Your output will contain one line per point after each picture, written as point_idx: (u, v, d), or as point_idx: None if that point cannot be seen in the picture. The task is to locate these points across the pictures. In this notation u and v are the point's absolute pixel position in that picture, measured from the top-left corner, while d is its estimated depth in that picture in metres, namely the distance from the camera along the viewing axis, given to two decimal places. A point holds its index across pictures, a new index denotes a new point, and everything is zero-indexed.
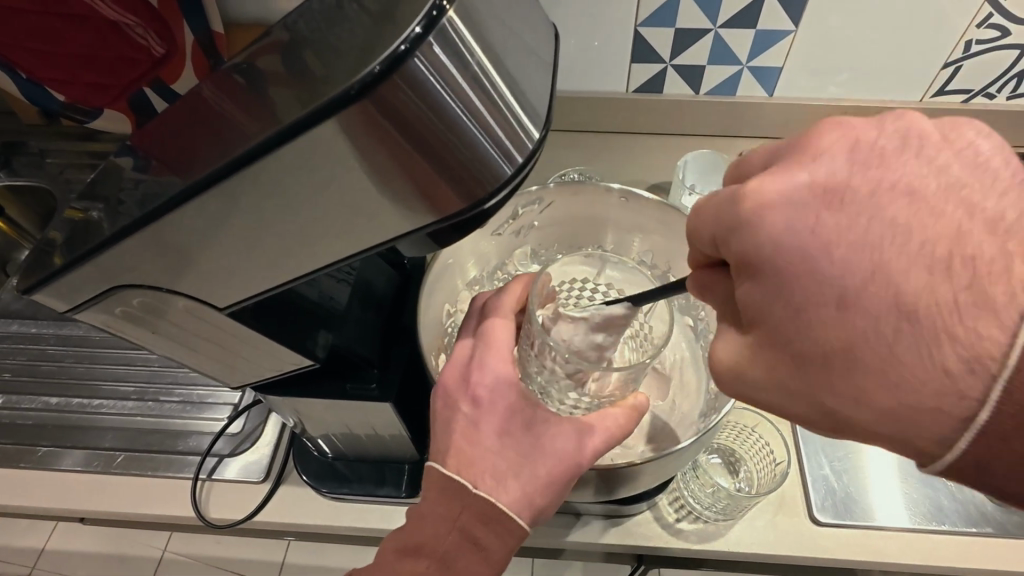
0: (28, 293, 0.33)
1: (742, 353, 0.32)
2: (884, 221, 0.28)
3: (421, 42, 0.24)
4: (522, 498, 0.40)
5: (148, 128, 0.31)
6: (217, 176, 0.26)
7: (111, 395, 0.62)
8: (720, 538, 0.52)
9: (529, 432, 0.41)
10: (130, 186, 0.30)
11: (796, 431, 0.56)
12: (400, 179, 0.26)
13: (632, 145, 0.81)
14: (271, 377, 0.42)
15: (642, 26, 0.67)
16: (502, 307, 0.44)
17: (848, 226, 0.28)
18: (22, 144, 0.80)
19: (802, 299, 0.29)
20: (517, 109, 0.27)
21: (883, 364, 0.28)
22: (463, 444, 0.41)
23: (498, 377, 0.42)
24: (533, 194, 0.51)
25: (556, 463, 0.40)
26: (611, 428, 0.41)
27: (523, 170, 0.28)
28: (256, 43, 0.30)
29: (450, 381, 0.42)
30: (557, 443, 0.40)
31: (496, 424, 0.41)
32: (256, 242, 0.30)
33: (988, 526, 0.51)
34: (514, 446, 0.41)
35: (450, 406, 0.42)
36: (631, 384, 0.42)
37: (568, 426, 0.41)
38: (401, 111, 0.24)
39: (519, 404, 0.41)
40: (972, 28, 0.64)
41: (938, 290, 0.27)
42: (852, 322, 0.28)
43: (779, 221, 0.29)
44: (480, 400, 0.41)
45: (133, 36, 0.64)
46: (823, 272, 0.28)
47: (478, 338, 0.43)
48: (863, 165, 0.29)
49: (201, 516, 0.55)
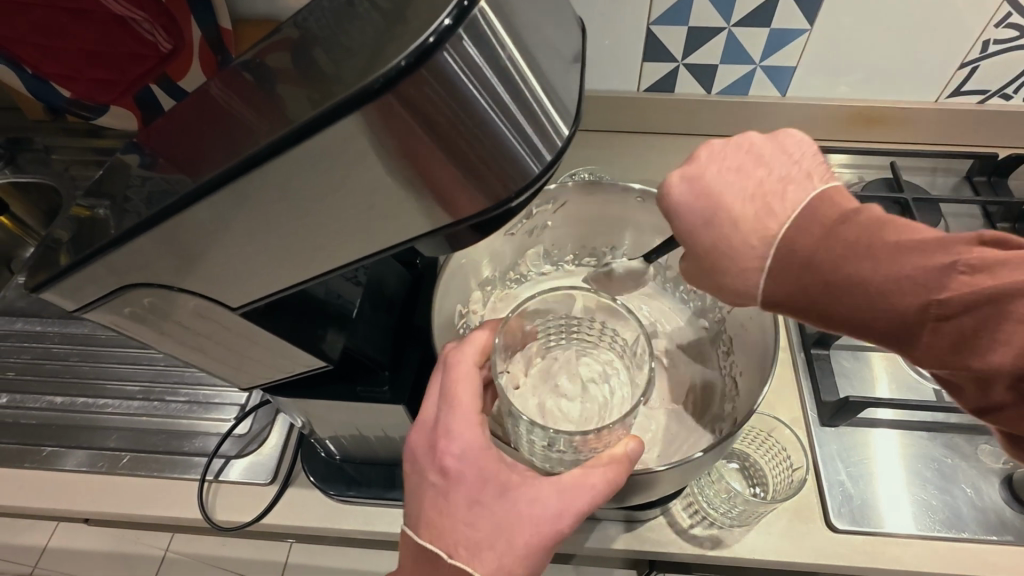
0: (37, 292, 0.32)
1: (692, 273, 0.42)
2: (737, 173, 0.39)
3: (451, 33, 0.23)
4: (498, 566, 0.37)
5: (159, 125, 0.32)
6: (223, 178, 0.26)
7: (117, 395, 0.62)
8: (735, 544, 0.51)
9: (503, 498, 0.38)
10: (136, 183, 0.30)
11: (811, 433, 0.56)
12: (420, 179, 0.25)
13: (645, 145, 0.79)
14: (282, 378, 0.41)
15: (654, 25, 0.67)
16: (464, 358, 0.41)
17: (726, 170, 0.40)
18: (27, 141, 0.80)
19: (732, 241, 0.38)
20: (547, 105, 0.26)
21: (845, 275, 0.35)
22: (435, 511, 0.39)
23: (466, 445, 0.39)
24: (549, 193, 0.50)
25: (536, 527, 0.37)
26: (598, 486, 0.37)
27: (551, 169, 0.27)
28: (265, 40, 0.31)
29: (418, 445, 0.40)
30: (534, 507, 0.37)
31: (467, 494, 0.38)
32: (259, 235, 0.29)
33: (1009, 534, 0.51)
34: (488, 515, 0.38)
35: (421, 472, 0.40)
36: (614, 433, 0.38)
37: (549, 487, 0.38)
38: (427, 106, 0.24)
39: (491, 469, 0.38)
40: (989, 28, 0.65)
41: (835, 235, 0.35)
42: (782, 253, 0.36)
43: (682, 193, 0.40)
44: (448, 470, 0.39)
45: (140, 31, 0.63)
46: (729, 209, 0.38)
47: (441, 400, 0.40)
48: (734, 148, 0.40)
49: (208, 519, 0.54)
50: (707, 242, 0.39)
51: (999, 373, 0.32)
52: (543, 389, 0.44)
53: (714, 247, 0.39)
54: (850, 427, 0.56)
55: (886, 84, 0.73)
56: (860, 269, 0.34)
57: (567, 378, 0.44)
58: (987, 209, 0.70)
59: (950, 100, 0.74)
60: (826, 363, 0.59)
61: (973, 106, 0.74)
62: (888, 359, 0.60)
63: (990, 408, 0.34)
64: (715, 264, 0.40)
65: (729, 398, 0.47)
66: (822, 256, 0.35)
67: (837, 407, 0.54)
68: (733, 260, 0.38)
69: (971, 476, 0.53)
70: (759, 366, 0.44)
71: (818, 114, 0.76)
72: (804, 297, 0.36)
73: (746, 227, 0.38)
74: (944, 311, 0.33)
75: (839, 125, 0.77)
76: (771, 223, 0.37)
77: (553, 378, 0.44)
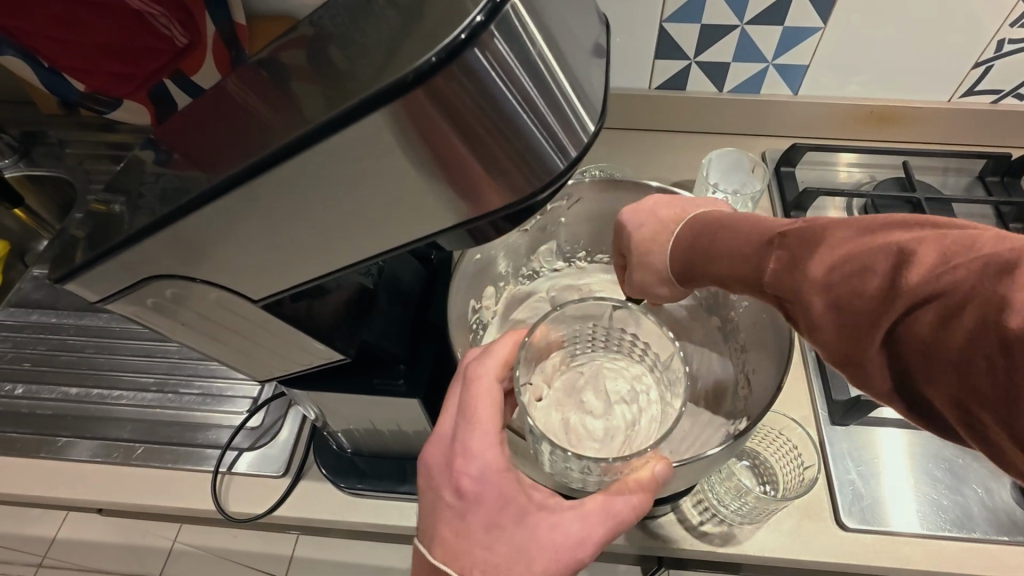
0: (60, 284, 0.33)
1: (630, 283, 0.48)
2: (660, 201, 0.46)
3: (482, 30, 0.23)
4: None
5: (172, 122, 0.32)
6: (239, 176, 0.26)
7: (131, 387, 0.62)
8: (746, 542, 0.51)
9: (522, 523, 0.37)
10: (151, 180, 0.31)
11: (822, 432, 0.56)
12: (448, 173, 0.26)
13: (656, 142, 0.79)
14: (298, 371, 0.41)
15: (667, 22, 0.67)
16: (488, 373, 0.40)
17: (655, 199, 0.47)
18: (42, 134, 0.81)
19: (651, 249, 0.44)
20: (574, 102, 0.26)
21: (747, 247, 0.38)
22: (449, 531, 0.38)
23: (488, 467, 0.37)
24: (564, 189, 0.50)
25: (554, 552, 0.37)
26: (622, 512, 0.38)
27: (575, 165, 0.28)
28: (280, 38, 0.31)
29: (436, 463, 0.39)
30: (552, 531, 0.37)
31: (485, 518, 0.37)
32: (278, 228, 0.29)
33: (1019, 535, 0.50)
34: (506, 540, 0.37)
35: (437, 490, 0.39)
36: (641, 459, 0.37)
37: (571, 512, 0.38)
38: (457, 102, 0.24)
39: (511, 492, 0.38)
40: (1004, 27, 0.65)
41: (732, 224, 0.40)
42: (686, 246, 0.42)
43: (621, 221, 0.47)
44: (465, 492, 0.38)
45: (157, 26, 0.63)
46: (652, 224, 0.45)
47: (460, 416, 0.39)
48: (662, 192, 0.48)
49: (221, 510, 0.55)
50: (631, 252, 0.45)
51: (851, 301, 0.30)
52: (567, 404, 0.43)
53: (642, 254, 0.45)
54: (860, 426, 0.56)
55: (898, 84, 0.73)
56: (720, 253, 0.39)
57: (592, 395, 0.43)
58: (1000, 209, 0.69)
59: (964, 100, 0.73)
60: None
61: (986, 106, 0.74)
62: None
63: (854, 353, 0.31)
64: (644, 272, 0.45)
65: (742, 395, 0.48)
66: (694, 247, 0.41)
67: (849, 406, 0.54)
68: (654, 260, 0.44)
69: (981, 476, 0.53)
70: (773, 366, 0.44)
71: (830, 113, 0.76)
72: (723, 278, 0.39)
73: (660, 235, 0.44)
74: (789, 255, 0.34)
75: (851, 124, 0.77)
76: (654, 233, 0.44)
77: (578, 394, 0.44)
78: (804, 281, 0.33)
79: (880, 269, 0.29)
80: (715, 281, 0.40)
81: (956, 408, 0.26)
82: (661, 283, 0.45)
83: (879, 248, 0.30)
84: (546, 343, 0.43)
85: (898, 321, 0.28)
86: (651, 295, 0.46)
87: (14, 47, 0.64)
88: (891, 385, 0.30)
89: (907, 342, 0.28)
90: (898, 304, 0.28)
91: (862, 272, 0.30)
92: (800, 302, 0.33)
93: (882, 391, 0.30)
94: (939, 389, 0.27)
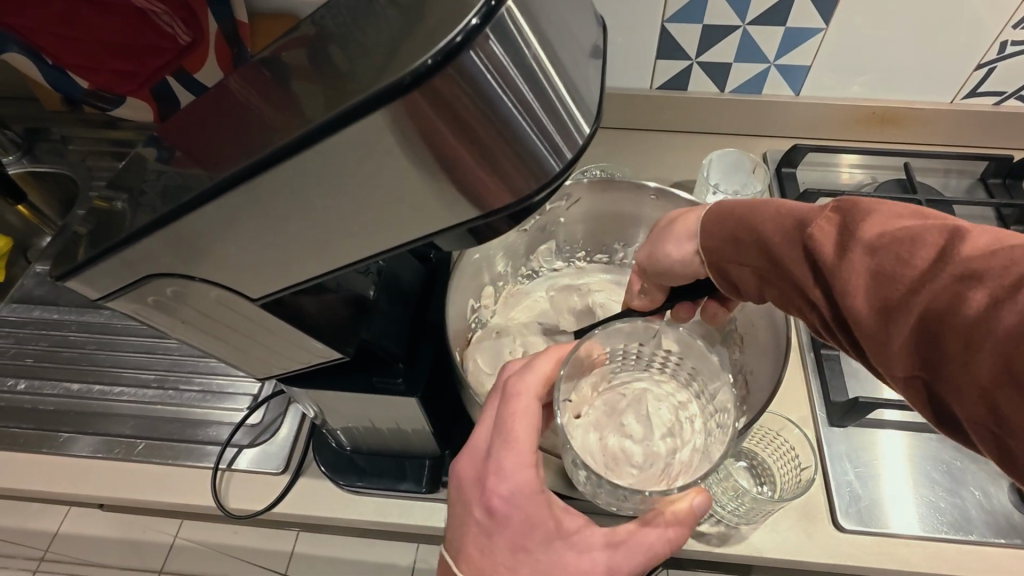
0: (61, 281, 0.33)
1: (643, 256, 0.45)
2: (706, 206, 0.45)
3: (478, 33, 0.23)
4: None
5: (174, 120, 0.33)
6: (240, 176, 0.27)
7: (132, 383, 0.63)
8: (742, 542, 0.51)
9: (548, 547, 0.38)
10: (153, 177, 0.31)
11: (820, 434, 0.56)
12: (446, 174, 0.26)
13: (657, 143, 0.79)
14: (298, 369, 0.42)
15: (669, 22, 0.67)
16: (528, 391, 0.40)
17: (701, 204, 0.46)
18: (45, 131, 0.81)
19: (682, 221, 0.43)
20: (570, 104, 0.26)
21: (781, 215, 0.36)
22: (476, 547, 0.39)
23: (518, 489, 0.38)
24: (562, 190, 0.50)
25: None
26: (653, 546, 0.38)
27: (571, 167, 0.28)
28: (283, 37, 0.31)
29: (467, 477, 0.40)
30: (580, 560, 0.38)
31: (511, 539, 0.38)
32: (279, 227, 0.29)
33: (1017, 538, 0.50)
34: (530, 561, 0.38)
35: (466, 505, 0.39)
36: (681, 496, 0.38)
37: (603, 541, 0.39)
38: (452, 104, 0.24)
39: (541, 516, 0.38)
40: (1008, 28, 0.65)
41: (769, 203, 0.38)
42: (714, 215, 0.40)
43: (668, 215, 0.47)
44: (493, 511, 0.38)
45: (160, 24, 0.63)
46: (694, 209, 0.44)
47: (496, 433, 0.39)
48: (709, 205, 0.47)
49: (221, 507, 0.55)
50: (663, 224, 0.44)
51: (896, 271, 0.29)
52: (608, 427, 0.43)
53: (671, 223, 0.43)
54: (859, 429, 0.56)
55: (901, 85, 0.73)
56: (756, 212, 0.37)
57: (633, 419, 0.43)
58: (1001, 211, 0.69)
59: (966, 101, 0.73)
60: (836, 363, 0.59)
61: (989, 107, 0.74)
62: None
63: (882, 325, 0.30)
64: (663, 236, 0.43)
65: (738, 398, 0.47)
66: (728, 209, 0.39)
67: (847, 408, 0.54)
68: (680, 227, 0.42)
69: (979, 479, 0.53)
70: (773, 369, 0.45)
71: (831, 114, 0.75)
72: (742, 244, 0.37)
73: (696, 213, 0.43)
74: (838, 218, 0.33)
75: (852, 124, 0.76)
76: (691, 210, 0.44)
77: (619, 416, 0.44)
78: (848, 246, 0.31)
79: (930, 242, 0.29)
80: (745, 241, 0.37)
81: (990, 389, 0.26)
82: (683, 249, 0.41)
83: (934, 227, 0.30)
84: (591, 361, 0.43)
85: (943, 294, 0.28)
86: (660, 257, 0.42)
87: (17, 43, 0.65)
88: (914, 370, 0.30)
89: (949, 318, 0.27)
90: (945, 278, 0.28)
91: (916, 243, 0.29)
92: (838, 267, 0.31)
93: (902, 374, 0.30)
94: (976, 374, 0.27)
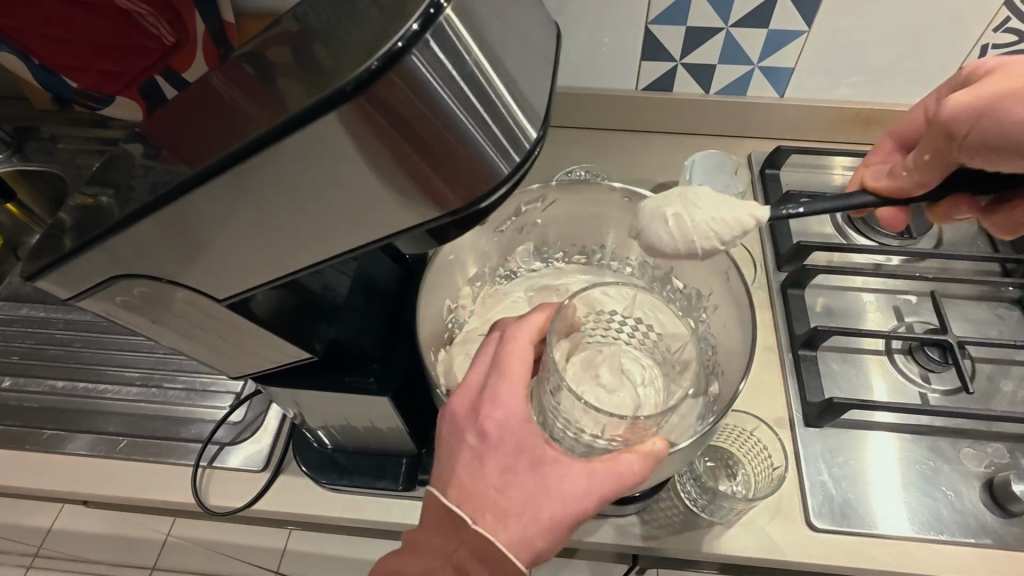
0: (32, 280, 0.34)
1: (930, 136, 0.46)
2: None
3: (418, 39, 0.24)
4: (522, 538, 0.37)
5: (164, 113, 0.32)
6: (223, 165, 0.27)
7: (116, 380, 0.63)
8: (715, 541, 0.52)
9: (535, 471, 0.38)
10: (140, 173, 0.31)
11: (795, 435, 0.56)
12: (399, 175, 0.26)
13: (642, 144, 0.80)
14: (270, 368, 0.42)
15: (653, 24, 0.67)
16: (523, 336, 0.42)
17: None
18: (34, 130, 0.82)
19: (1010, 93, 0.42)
20: (516, 109, 0.27)
21: None
22: (465, 474, 0.39)
23: (510, 414, 0.39)
24: (535, 192, 0.51)
25: (563, 505, 0.38)
26: (623, 473, 0.38)
27: (523, 169, 0.28)
28: (266, 33, 0.31)
29: (460, 410, 0.41)
30: (564, 485, 0.38)
31: (501, 461, 0.38)
32: (267, 230, 0.29)
33: (986, 537, 0.51)
34: (518, 484, 0.38)
35: (457, 434, 0.40)
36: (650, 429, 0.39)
37: (580, 468, 0.38)
38: (398, 109, 0.24)
39: (529, 441, 0.39)
40: (988, 31, 0.65)
41: None
42: None
43: (994, 61, 0.46)
44: (487, 435, 0.39)
45: (146, 25, 0.64)
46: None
47: (494, 368, 0.41)
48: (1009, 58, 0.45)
49: (201, 504, 0.55)
50: (977, 96, 0.44)
51: None
52: (585, 376, 0.45)
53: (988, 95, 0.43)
54: (834, 429, 0.57)
55: (884, 87, 0.73)
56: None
57: (608, 370, 0.46)
58: None
59: None
60: (813, 363, 0.59)
61: None
62: (878, 363, 0.60)
63: None
64: (975, 109, 0.43)
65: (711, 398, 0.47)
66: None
67: (822, 408, 0.54)
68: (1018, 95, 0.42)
69: (952, 478, 0.54)
70: (741, 361, 0.45)
71: (814, 116, 0.76)
72: None
73: None
74: None
75: (837, 126, 0.77)
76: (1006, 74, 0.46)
77: (594, 369, 0.46)
78: None
79: None
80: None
81: None
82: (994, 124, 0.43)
83: None
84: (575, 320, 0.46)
85: None
86: (991, 125, 0.43)
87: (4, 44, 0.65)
88: None
89: None
90: None
91: None
92: None
93: None
94: None
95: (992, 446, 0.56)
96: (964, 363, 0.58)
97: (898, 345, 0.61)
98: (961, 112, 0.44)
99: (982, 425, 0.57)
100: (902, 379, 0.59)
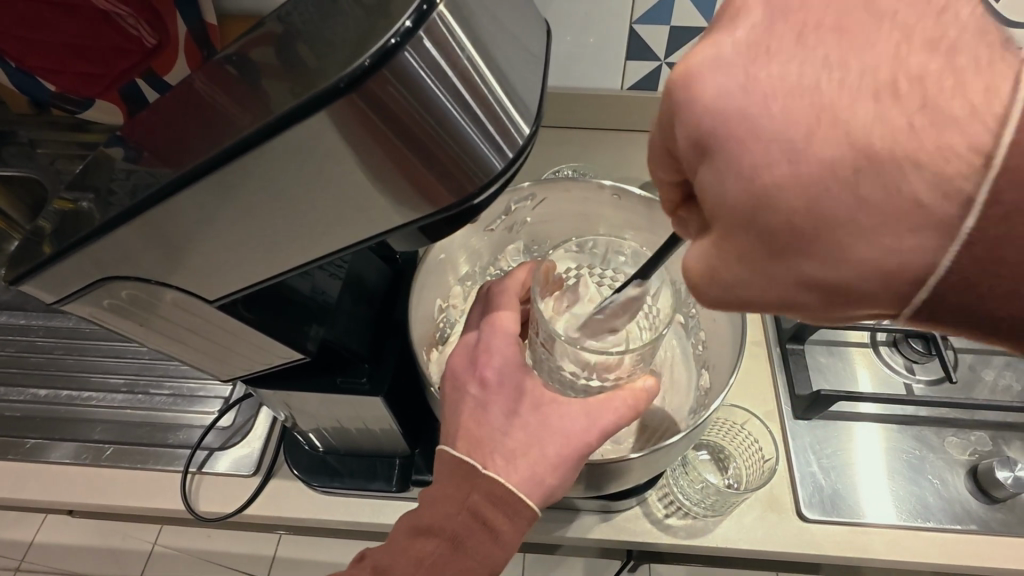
0: (16, 285, 0.33)
1: (711, 254, 0.29)
2: None
3: (411, 35, 0.24)
4: (532, 481, 0.39)
5: (140, 117, 0.30)
6: (205, 168, 0.26)
7: (99, 388, 0.62)
8: (708, 533, 0.53)
9: (539, 414, 0.40)
10: (121, 176, 0.30)
11: (785, 428, 0.57)
12: (392, 175, 0.26)
13: (628, 144, 0.81)
14: (261, 369, 0.42)
15: (637, 24, 0.67)
16: (507, 293, 0.46)
17: (755, 156, 0.25)
18: (12, 135, 0.79)
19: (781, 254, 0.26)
20: (507, 103, 0.27)
21: None
22: (472, 424, 0.40)
23: (507, 359, 0.42)
24: (525, 190, 0.51)
25: (568, 444, 0.40)
26: (621, 410, 0.41)
27: (513, 165, 0.28)
28: (248, 34, 0.29)
29: (458, 365, 0.43)
30: (568, 424, 0.40)
31: (505, 405, 0.41)
32: (264, 229, 0.29)
33: (972, 523, 0.52)
34: (525, 427, 0.40)
35: (460, 389, 0.42)
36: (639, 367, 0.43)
37: (579, 408, 0.41)
38: (392, 104, 0.25)
39: (529, 386, 0.41)
40: None
41: None
42: None
43: (711, 86, 0.25)
44: (488, 382, 0.41)
45: (126, 26, 0.63)
46: None
47: (484, 326, 0.44)
48: None
49: (191, 509, 0.55)
50: (747, 259, 0.27)
51: None
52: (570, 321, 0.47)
53: (752, 247, 0.26)
54: (824, 421, 0.57)
55: None
56: (857, 105, 0.23)
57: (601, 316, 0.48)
58: None
59: None
60: (800, 357, 0.60)
61: None
62: (863, 355, 0.61)
63: None
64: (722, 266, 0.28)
65: (703, 391, 0.48)
66: (812, 129, 0.23)
67: (811, 402, 0.55)
68: (796, 263, 0.26)
69: (937, 466, 0.55)
70: (732, 356, 0.45)
71: None
72: None
73: None
74: None
75: None
76: (729, 133, 0.25)
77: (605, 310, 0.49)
78: None
79: None
80: (851, 262, 0.24)
81: None
82: (784, 281, 0.27)
83: None
84: (558, 280, 0.49)
85: None
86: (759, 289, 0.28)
87: None
88: None
89: None
90: None
91: None
92: None
93: None
94: None
95: (975, 435, 0.57)
96: (947, 354, 0.59)
97: (884, 337, 0.62)
98: (721, 255, 0.28)
99: (965, 415, 0.58)
100: (887, 370, 0.60)
